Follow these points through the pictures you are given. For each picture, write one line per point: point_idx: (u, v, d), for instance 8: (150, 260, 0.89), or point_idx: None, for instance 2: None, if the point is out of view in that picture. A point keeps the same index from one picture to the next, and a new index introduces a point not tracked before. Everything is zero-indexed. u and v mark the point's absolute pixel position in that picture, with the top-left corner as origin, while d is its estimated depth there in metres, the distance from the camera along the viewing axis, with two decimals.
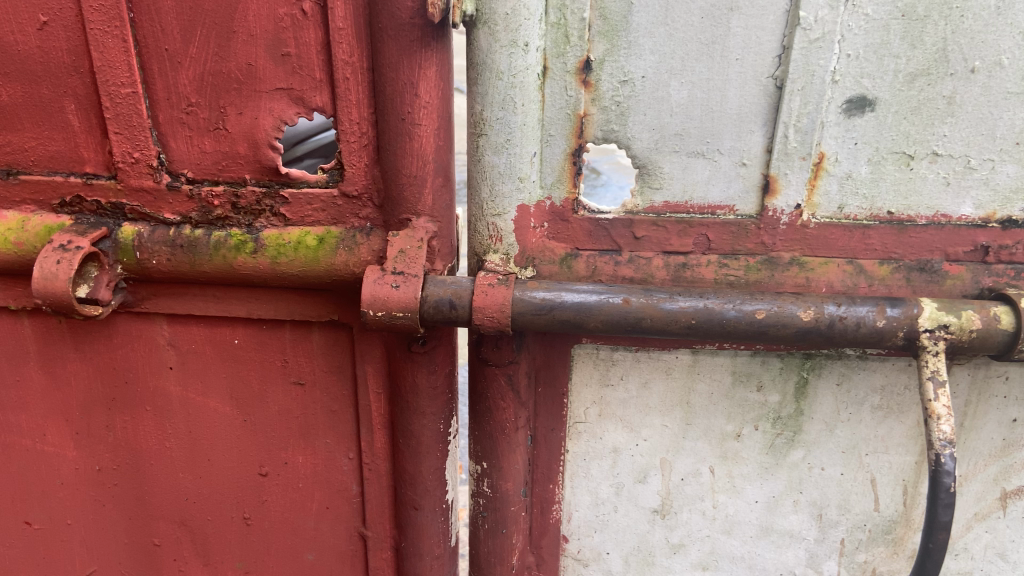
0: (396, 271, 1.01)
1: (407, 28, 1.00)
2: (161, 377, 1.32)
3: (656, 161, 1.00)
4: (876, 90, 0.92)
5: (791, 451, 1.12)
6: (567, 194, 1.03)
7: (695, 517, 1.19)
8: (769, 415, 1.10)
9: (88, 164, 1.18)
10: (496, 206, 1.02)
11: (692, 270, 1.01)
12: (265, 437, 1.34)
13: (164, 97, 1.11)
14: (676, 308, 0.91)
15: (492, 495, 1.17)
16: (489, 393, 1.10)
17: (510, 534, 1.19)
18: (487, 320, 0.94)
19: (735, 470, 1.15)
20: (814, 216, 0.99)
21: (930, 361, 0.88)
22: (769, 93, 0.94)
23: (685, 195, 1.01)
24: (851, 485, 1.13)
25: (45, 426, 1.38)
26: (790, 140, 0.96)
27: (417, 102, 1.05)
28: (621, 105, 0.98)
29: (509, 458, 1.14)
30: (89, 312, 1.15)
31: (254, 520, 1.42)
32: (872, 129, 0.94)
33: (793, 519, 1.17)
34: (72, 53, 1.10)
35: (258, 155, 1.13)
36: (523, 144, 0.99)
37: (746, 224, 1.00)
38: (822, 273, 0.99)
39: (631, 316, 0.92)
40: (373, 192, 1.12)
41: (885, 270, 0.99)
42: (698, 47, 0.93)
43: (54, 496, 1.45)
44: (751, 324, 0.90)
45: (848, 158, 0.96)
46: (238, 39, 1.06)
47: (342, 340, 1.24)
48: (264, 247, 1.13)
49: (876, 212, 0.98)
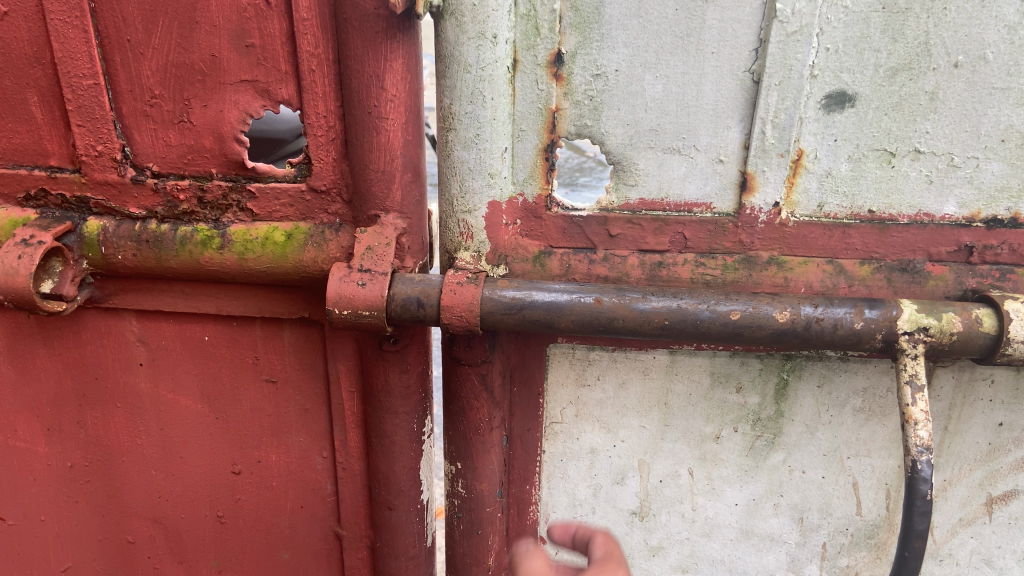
0: (362, 268, 0.98)
1: (372, 18, 0.97)
2: (132, 374, 1.28)
3: (631, 157, 0.97)
4: (857, 85, 0.90)
5: (771, 454, 1.10)
6: (540, 190, 1.01)
7: (674, 519, 1.17)
8: (748, 417, 1.08)
9: (52, 158, 1.13)
10: (466, 202, 1.00)
11: (668, 269, 0.99)
12: (238, 435, 1.31)
13: (126, 89, 1.08)
14: (649, 308, 0.89)
15: (467, 496, 1.14)
16: (462, 393, 1.07)
17: (485, 535, 1.17)
18: (454, 319, 0.91)
19: (715, 473, 1.13)
20: (794, 215, 0.97)
21: (909, 365, 0.86)
22: (746, 88, 0.91)
23: (661, 192, 0.98)
24: (832, 489, 1.11)
25: (15, 422, 1.35)
26: (767, 136, 0.93)
27: (384, 95, 1.01)
28: (595, 99, 0.95)
29: (483, 458, 1.11)
30: (54, 308, 1.10)
31: (227, 518, 1.39)
32: (853, 126, 0.92)
33: (773, 522, 1.15)
34: (32, 44, 1.06)
35: (224, 149, 1.09)
36: (493, 139, 0.97)
37: (724, 223, 0.98)
38: (801, 273, 0.97)
39: (603, 316, 0.89)
40: (343, 187, 1.09)
41: (866, 271, 0.96)
42: (672, 41, 0.90)
43: (26, 493, 1.41)
44: (725, 326, 0.88)
45: (828, 155, 0.94)
46: (200, 30, 1.02)
47: (313, 338, 1.21)
48: (230, 243, 1.10)
49: (857, 211, 0.96)
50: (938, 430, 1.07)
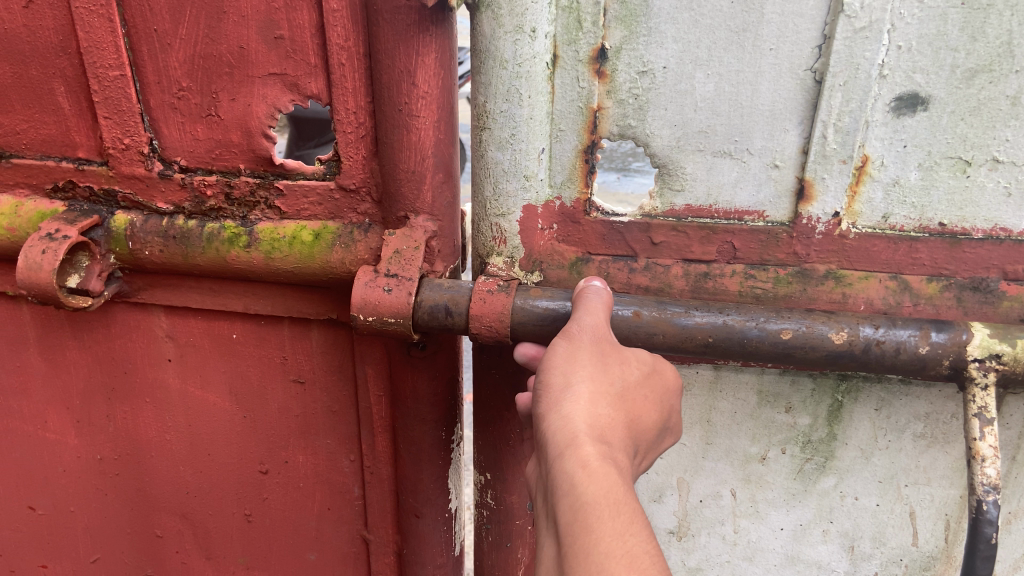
0: (389, 273, 0.95)
1: (403, 10, 0.92)
2: (160, 369, 1.22)
3: (678, 161, 0.92)
4: (931, 86, 0.83)
5: (821, 478, 1.04)
6: (578, 194, 0.96)
7: (714, 541, 1.13)
8: (798, 439, 1.02)
9: (80, 150, 1.10)
10: (500, 206, 0.96)
11: (715, 280, 0.93)
12: (265, 434, 1.25)
13: (153, 80, 1.04)
14: (692, 324, 0.83)
15: (496, 507, 1.12)
16: (493, 403, 1.05)
17: (515, 548, 1.14)
18: (484, 328, 0.89)
19: (760, 495, 1.07)
20: (855, 226, 0.90)
21: (977, 396, 0.80)
22: (807, 87, 0.85)
23: (709, 199, 0.93)
24: (887, 517, 1.05)
25: (44, 413, 1.29)
26: (829, 140, 0.86)
27: (416, 91, 0.96)
28: (640, 98, 0.89)
29: (514, 470, 1.08)
30: (77, 304, 1.06)
31: (255, 517, 1.33)
32: (925, 131, 0.85)
33: (822, 549, 1.09)
34: (58, 32, 1.02)
35: (252, 144, 1.06)
36: (529, 140, 0.91)
37: (778, 232, 0.92)
38: (861, 288, 0.90)
39: (642, 331, 0.84)
40: (372, 186, 1.05)
41: (933, 289, 0.90)
42: (727, 36, 0.84)
43: (57, 484, 1.35)
44: (775, 346, 0.81)
45: (896, 162, 0.87)
46: (229, 20, 0.98)
47: (341, 340, 1.15)
48: (258, 241, 1.06)
49: (926, 223, 0.89)
50: (1005, 460, 1.00)
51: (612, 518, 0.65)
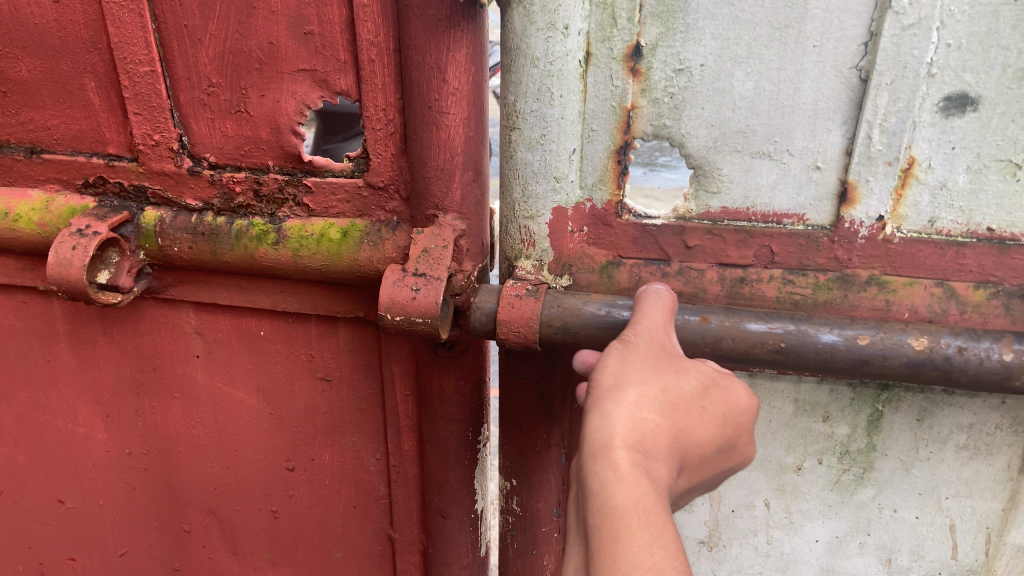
0: (417, 272, 0.96)
1: (435, 5, 0.91)
2: (188, 365, 1.22)
3: (714, 162, 0.89)
4: (981, 86, 0.79)
5: (858, 489, 1.01)
6: (610, 196, 0.93)
7: (746, 551, 1.10)
8: (836, 449, 0.99)
9: (110, 145, 1.09)
10: (529, 207, 0.95)
11: (751, 286, 0.91)
12: (293, 431, 1.24)
13: (183, 76, 1.03)
14: (763, 329, 0.82)
15: (521, 514, 1.10)
16: (520, 408, 1.03)
17: (540, 555, 1.13)
18: (512, 334, 0.87)
19: (794, 506, 1.05)
20: (900, 230, 0.87)
21: None
22: (852, 86, 0.82)
23: (747, 201, 0.90)
24: (926, 531, 1.01)
25: (75, 407, 1.29)
26: (873, 142, 0.83)
27: (446, 88, 0.95)
28: (676, 97, 0.87)
29: (540, 476, 1.07)
30: (107, 299, 1.06)
31: (281, 514, 1.32)
32: (974, 132, 0.81)
33: (857, 562, 1.06)
34: (88, 28, 1.01)
35: (281, 141, 1.05)
36: (561, 140, 0.90)
37: (818, 236, 0.89)
38: (906, 295, 0.88)
39: (711, 335, 0.82)
40: (401, 183, 1.04)
41: (980, 296, 0.86)
42: (768, 33, 0.81)
43: (86, 477, 1.36)
44: (851, 352, 0.80)
45: (943, 164, 0.83)
46: (259, 16, 0.97)
47: (368, 339, 1.14)
48: (286, 239, 1.05)
49: (974, 228, 0.85)
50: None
51: (639, 530, 0.61)
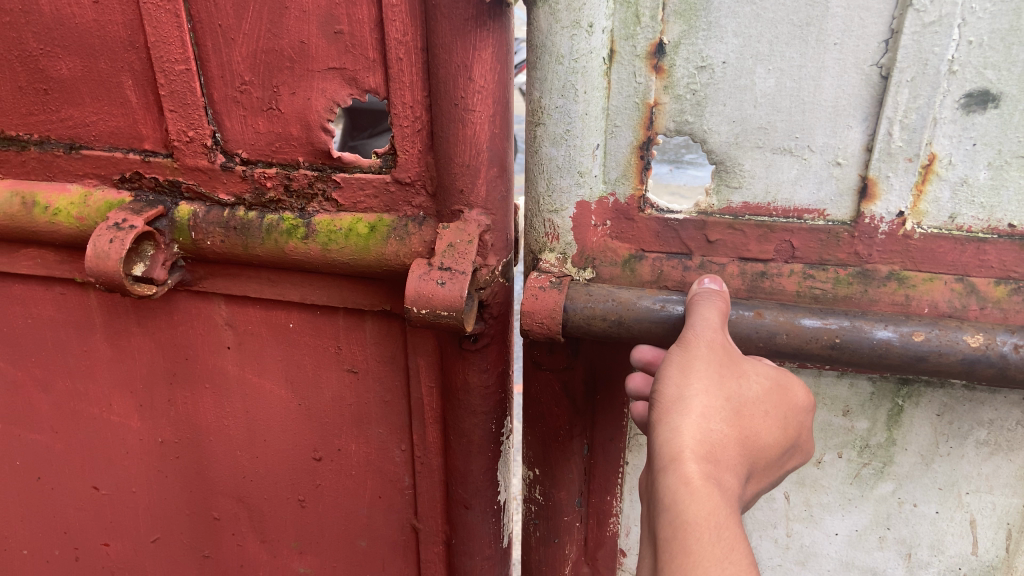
0: (442, 267, 0.99)
1: (461, 5, 0.93)
2: (219, 356, 1.24)
3: (736, 157, 0.90)
4: (1003, 83, 0.79)
5: (878, 484, 1.02)
6: (633, 190, 0.95)
7: (765, 544, 1.11)
8: (856, 443, 1.00)
9: (146, 141, 1.12)
10: (553, 202, 0.96)
11: (772, 280, 0.92)
12: (320, 422, 1.26)
13: (217, 75, 1.06)
14: (818, 325, 0.83)
15: (545, 503, 1.13)
16: (543, 397, 1.05)
17: (562, 544, 1.16)
18: (536, 326, 0.88)
19: (814, 499, 1.06)
20: (920, 225, 0.87)
21: None
22: (873, 83, 0.82)
23: (768, 196, 0.91)
24: (946, 525, 1.02)
25: (110, 395, 1.33)
26: (894, 138, 0.84)
27: (471, 86, 0.97)
28: (698, 94, 0.88)
29: (562, 466, 1.09)
30: (142, 291, 1.09)
31: (308, 503, 1.35)
32: (996, 129, 0.81)
33: (877, 556, 1.07)
34: (127, 27, 1.04)
35: (311, 137, 1.07)
36: (585, 135, 0.92)
37: (838, 231, 0.90)
38: (925, 290, 0.88)
39: (765, 330, 0.84)
40: (427, 179, 1.06)
41: (1000, 292, 0.86)
42: (789, 30, 0.82)
43: (120, 464, 1.40)
44: (906, 349, 0.81)
45: (964, 161, 0.84)
46: (291, 15, 1.00)
47: (394, 332, 1.16)
48: (315, 233, 1.08)
49: (995, 224, 0.85)
50: None
51: (712, 543, 0.64)
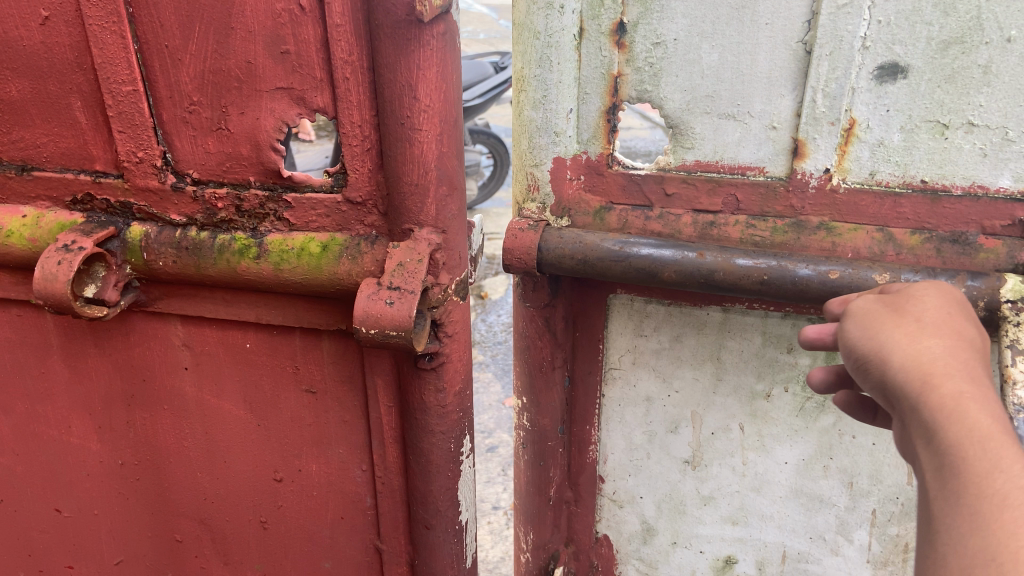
0: (392, 286, 1.03)
1: (403, 25, 0.97)
2: (176, 377, 1.23)
3: (688, 122, 1.17)
4: (909, 57, 1.03)
5: (821, 417, 1.31)
6: (601, 149, 1.23)
7: (724, 471, 1.42)
8: (798, 378, 1.29)
9: (97, 162, 1.13)
10: (535, 157, 1.26)
11: (719, 228, 1.18)
12: (279, 442, 1.25)
13: (165, 95, 1.07)
14: (750, 264, 1.06)
15: (531, 427, 1.48)
16: (531, 335, 1.38)
17: (546, 466, 1.51)
18: (514, 259, 1.16)
19: (766, 430, 1.36)
20: (845, 181, 1.12)
21: (1011, 331, 0.99)
22: (799, 57, 1.07)
23: (716, 155, 1.18)
24: (883, 457, 1.30)
25: (69, 417, 1.29)
26: (818, 105, 1.09)
27: (418, 105, 1.02)
28: (654, 65, 1.16)
29: (546, 392, 1.43)
30: (94, 313, 1.07)
31: (270, 524, 1.32)
32: (905, 96, 1.05)
33: (823, 483, 1.37)
34: (74, 49, 1.05)
35: (261, 157, 1.10)
36: (559, 101, 1.21)
37: (775, 185, 1.15)
38: (850, 238, 1.13)
39: (705, 268, 1.07)
40: (378, 198, 1.09)
41: (916, 240, 1.10)
42: (728, 12, 1.08)
43: (80, 487, 1.36)
44: (824, 283, 1.03)
45: (880, 125, 1.08)
46: (236, 36, 1.02)
47: (351, 351, 1.17)
48: (267, 253, 1.09)
49: (910, 180, 1.10)
50: None
51: (980, 457, 0.67)
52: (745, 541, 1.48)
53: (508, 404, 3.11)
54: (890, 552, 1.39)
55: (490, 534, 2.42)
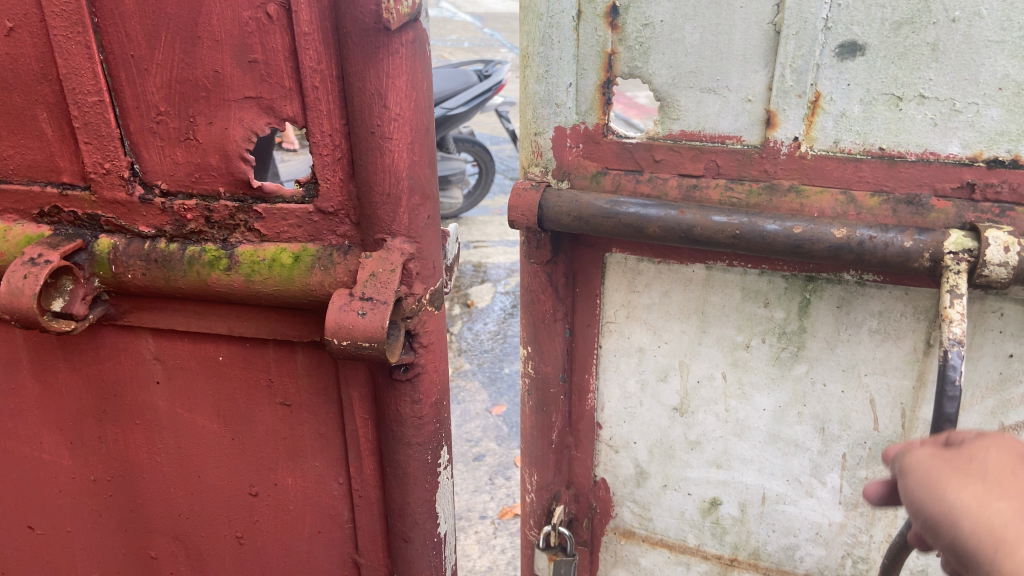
0: (364, 296, 1.01)
1: (371, 33, 0.96)
2: (148, 392, 1.22)
3: (674, 96, 1.21)
4: (866, 36, 1.06)
5: (795, 365, 1.31)
6: (597, 120, 1.26)
7: (709, 417, 1.42)
8: (775, 329, 1.30)
9: (64, 174, 1.11)
10: (538, 126, 1.30)
11: (701, 191, 1.21)
12: (253, 456, 1.24)
13: (132, 106, 1.06)
14: (724, 221, 1.11)
15: (535, 375, 1.49)
16: (533, 287, 1.39)
17: (550, 412, 1.51)
18: (518, 216, 1.22)
19: (746, 377, 1.36)
20: (812, 148, 1.15)
21: (951, 278, 1.01)
22: (770, 37, 1.11)
23: (699, 126, 1.21)
24: (851, 403, 1.30)
25: (41, 433, 1.28)
26: (787, 79, 1.12)
27: (388, 114, 1.01)
28: (644, 44, 1.19)
29: (548, 343, 1.45)
30: (60, 327, 1.04)
31: (246, 539, 1.31)
32: (863, 72, 1.09)
33: (797, 428, 1.36)
34: (39, 60, 1.04)
35: (230, 168, 1.08)
36: (560, 75, 1.25)
37: (750, 153, 1.18)
38: (816, 199, 1.16)
39: (685, 224, 1.12)
40: (350, 208, 1.07)
41: (875, 201, 1.13)
42: None
43: (54, 503, 1.35)
44: (789, 238, 1.08)
45: (842, 97, 1.11)
46: (203, 45, 1.01)
47: (326, 363, 1.15)
48: (238, 264, 1.07)
49: (869, 147, 1.12)
50: None
51: None
52: (728, 484, 1.46)
53: (494, 413, 3.10)
54: (859, 495, 1.38)
55: (477, 541, 2.47)
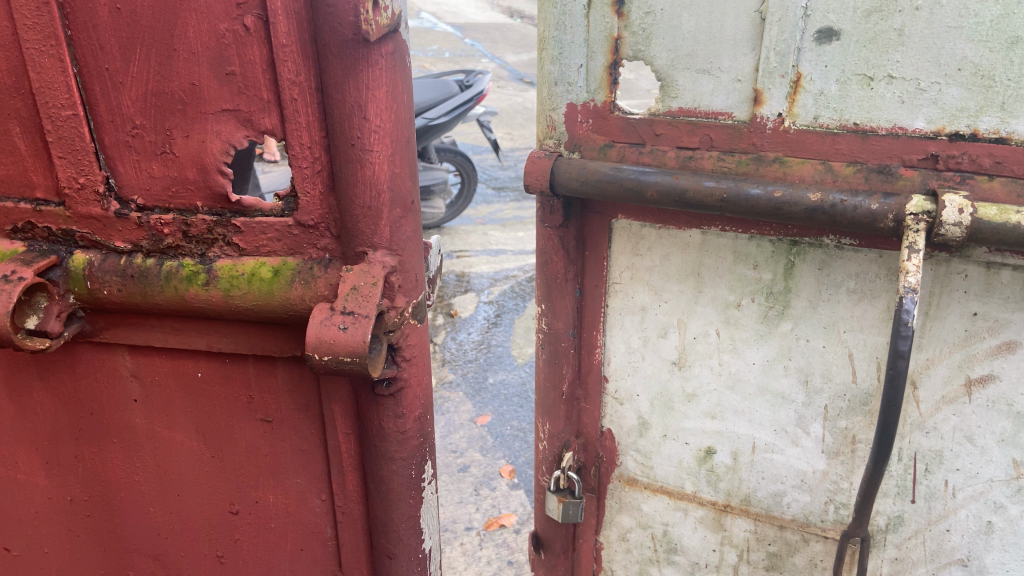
0: (345, 310, 0.98)
1: (350, 45, 0.94)
2: (126, 410, 1.18)
3: (673, 76, 1.27)
4: (841, 23, 1.13)
5: (781, 323, 1.34)
6: (605, 98, 1.33)
7: (705, 371, 1.44)
8: (763, 290, 1.33)
9: (37, 190, 1.08)
10: (551, 102, 1.37)
11: (696, 161, 1.27)
12: (234, 474, 1.21)
13: (107, 119, 1.04)
14: (714, 185, 1.18)
15: (547, 331, 1.54)
16: (545, 249, 1.45)
17: (562, 364, 1.56)
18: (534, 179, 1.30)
19: (737, 334, 1.38)
20: (795, 123, 1.21)
21: (911, 236, 1.06)
22: (755, 23, 1.18)
23: (695, 103, 1.27)
24: (831, 357, 1.33)
25: (14, 454, 1.24)
26: (771, 60, 1.19)
27: (367, 126, 0.99)
28: (647, 30, 1.26)
29: (557, 300, 1.50)
30: (37, 345, 1.02)
31: (227, 560, 1.27)
32: (839, 55, 1.15)
33: (783, 381, 1.38)
34: (12, 73, 1.02)
35: (208, 181, 1.05)
36: (572, 57, 1.33)
37: (739, 127, 1.24)
38: (798, 169, 1.21)
39: (679, 188, 1.20)
40: (331, 222, 1.05)
41: (849, 170, 1.18)
42: None
43: (28, 524, 1.29)
44: (769, 202, 1.15)
45: (821, 77, 1.17)
46: (179, 57, 0.99)
47: (307, 378, 1.12)
48: (216, 279, 1.05)
49: (844, 122, 1.17)
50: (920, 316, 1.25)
51: None
52: (722, 433, 1.48)
53: (479, 424, 3.09)
54: (840, 443, 1.39)
55: (462, 554, 2.45)
